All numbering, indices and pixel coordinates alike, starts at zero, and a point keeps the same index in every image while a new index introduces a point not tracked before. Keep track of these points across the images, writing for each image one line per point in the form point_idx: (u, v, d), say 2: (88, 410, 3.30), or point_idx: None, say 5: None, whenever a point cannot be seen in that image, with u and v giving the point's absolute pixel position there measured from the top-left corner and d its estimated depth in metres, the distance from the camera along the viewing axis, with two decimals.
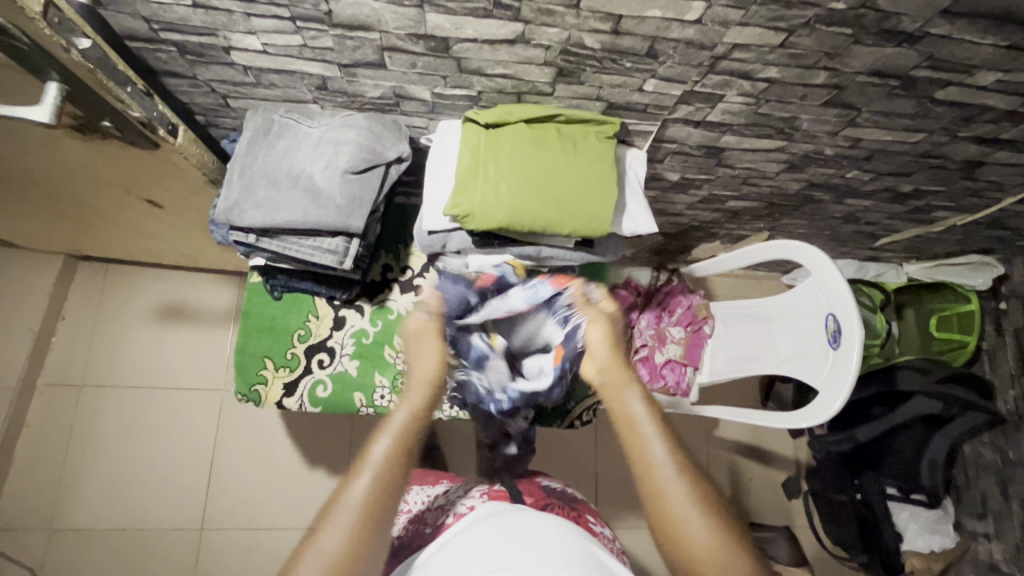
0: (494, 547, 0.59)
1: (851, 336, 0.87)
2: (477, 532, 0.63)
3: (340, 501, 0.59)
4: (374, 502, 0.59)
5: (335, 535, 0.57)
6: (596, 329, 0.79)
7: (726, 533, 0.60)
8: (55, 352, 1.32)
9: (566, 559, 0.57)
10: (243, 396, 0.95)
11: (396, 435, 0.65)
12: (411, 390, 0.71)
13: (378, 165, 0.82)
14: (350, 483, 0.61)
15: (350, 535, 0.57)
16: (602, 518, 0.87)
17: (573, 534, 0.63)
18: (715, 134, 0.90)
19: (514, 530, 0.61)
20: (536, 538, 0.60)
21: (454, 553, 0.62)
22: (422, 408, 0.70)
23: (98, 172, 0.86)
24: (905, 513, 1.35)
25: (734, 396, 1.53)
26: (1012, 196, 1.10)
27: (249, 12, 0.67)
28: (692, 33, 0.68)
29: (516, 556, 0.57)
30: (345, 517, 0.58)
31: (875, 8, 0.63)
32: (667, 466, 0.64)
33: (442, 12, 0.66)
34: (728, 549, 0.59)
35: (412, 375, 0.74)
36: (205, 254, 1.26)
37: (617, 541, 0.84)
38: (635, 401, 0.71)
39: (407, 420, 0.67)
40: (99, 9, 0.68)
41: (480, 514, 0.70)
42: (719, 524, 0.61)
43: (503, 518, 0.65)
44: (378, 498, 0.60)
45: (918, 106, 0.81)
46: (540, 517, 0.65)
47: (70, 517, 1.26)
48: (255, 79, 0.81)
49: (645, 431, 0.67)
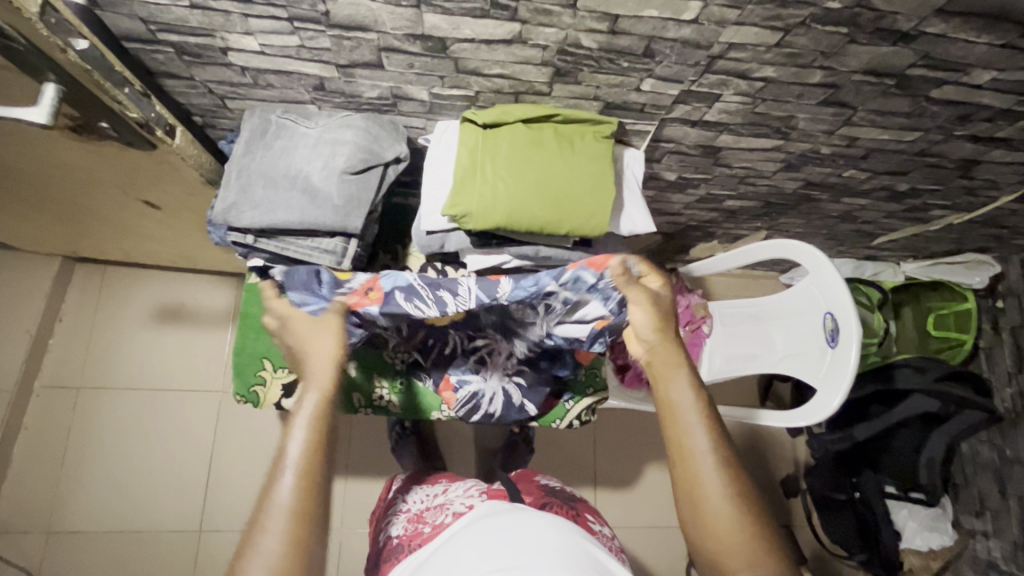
0: (493, 548, 0.59)
1: (849, 335, 0.87)
2: (475, 533, 0.63)
3: (266, 511, 0.56)
4: (304, 501, 0.57)
5: (271, 547, 0.54)
6: (639, 310, 0.72)
7: (755, 527, 0.62)
8: (52, 354, 1.32)
9: (563, 561, 0.57)
10: (241, 397, 0.94)
11: (310, 424, 0.62)
12: (313, 377, 0.66)
13: (376, 165, 0.82)
14: (273, 489, 0.57)
15: (288, 543, 0.55)
16: (602, 516, 0.87)
17: (571, 535, 0.63)
18: (713, 134, 0.90)
19: (512, 530, 0.61)
20: (534, 539, 0.60)
21: (453, 553, 0.62)
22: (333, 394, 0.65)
23: (95, 173, 0.86)
24: (904, 511, 1.35)
25: (732, 395, 1.54)
26: (1008, 195, 1.11)
27: (246, 12, 0.67)
28: (689, 33, 0.68)
29: (514, 556, 0.57)
30: (278, 525, 0.55)
31: (870, 7, 0.64)
32: (707, 457, 0.65)
33: (439, 13, 0.66)
34: (755, 542, 0.61)
35: (312, 360, 0.68)
36: (203, 255, 1.25)
37: (616, 539, 0.83)
38: (680, 386, 0.69)
39: (317, 409, 0.63)
40: (96, 10, 0.68)
41: (478, 514, 0.70)
42: (749, 517, 0.62)
43: (501, 518, 0.64)
44: (307, 497, 0.57)
45: (913, 105, 0.82)
46: (539, 516, 0.65)
47: (68, 520, 1.26)
48: (252, 80, 0.81)
49: (689, 418, 0.67)
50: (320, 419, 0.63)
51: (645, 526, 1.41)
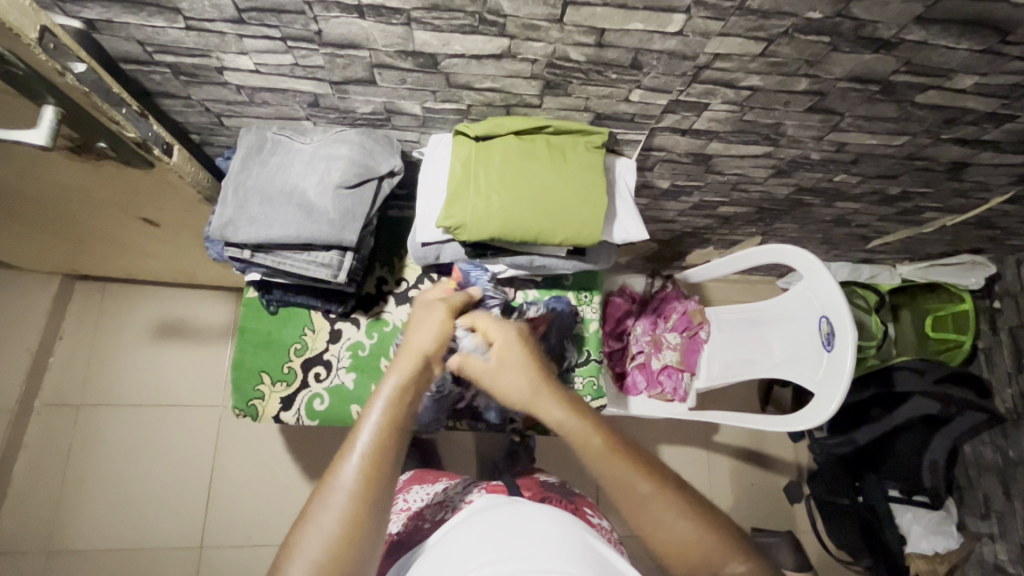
0: (492, 540, 0.59)
1: (844, 338, 0.88)
2: (475, 526, 0.64)
3: (328, 488, 0.53)
4: (367, 486, 0.53)
5: (329, 522, 0.51)
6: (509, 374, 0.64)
7: (714, 532, 0.57)
8: (52, 372, 1.33)
9: (567, 552, 0.58)
10: (241, 411, 0.95)
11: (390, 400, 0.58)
12: (402, 356, 0.62)
13: (370, 179, 0.83)
14: (337, 468, 0.54)
15: (347, 528, 0.51)
16: (600, 510, 0.88)
17: (572, 527, 0.63)
18: (702, 142, 0.91)
19: (511, 523, 0.62)
20: (535, 530, 0.60)
21: (453, 546, 0.62)
22: (419, 377, 0.61)
23: (95, 192, 0.87)
24: (907, 515, 1.34)
25: (732, 400, 1.54)
26: (998, 196, 1.12)
27: (241, 33, 0.69)
28: (674, 45, 0.69)
29: (512, 546, 0.57)
30: (338, 506, 0.52)
31: (850, 16, 0.65)
32: (642, 490, 0.57)
33: (429, 30, 0.67)
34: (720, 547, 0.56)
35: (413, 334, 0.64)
36: (202, 270, 1.26)
37: (615, 533, 0.84)
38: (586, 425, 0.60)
39: (399, 389, 0.59)
40: (94, 33, 0.70)
41: (477, 507, 0.70)
42: (704, 525, 0.57)
43: (501, 511, 0.65)
44: (370, 484, 0.53)
45: (900, 110, 0.83)
46: (538, 508, 0.65)
47: (69, 538, 1.25)
48: (248, 98, 0.82)
49: (610, 464, 0.58)
50: (401, 397, 0.59)
51: None
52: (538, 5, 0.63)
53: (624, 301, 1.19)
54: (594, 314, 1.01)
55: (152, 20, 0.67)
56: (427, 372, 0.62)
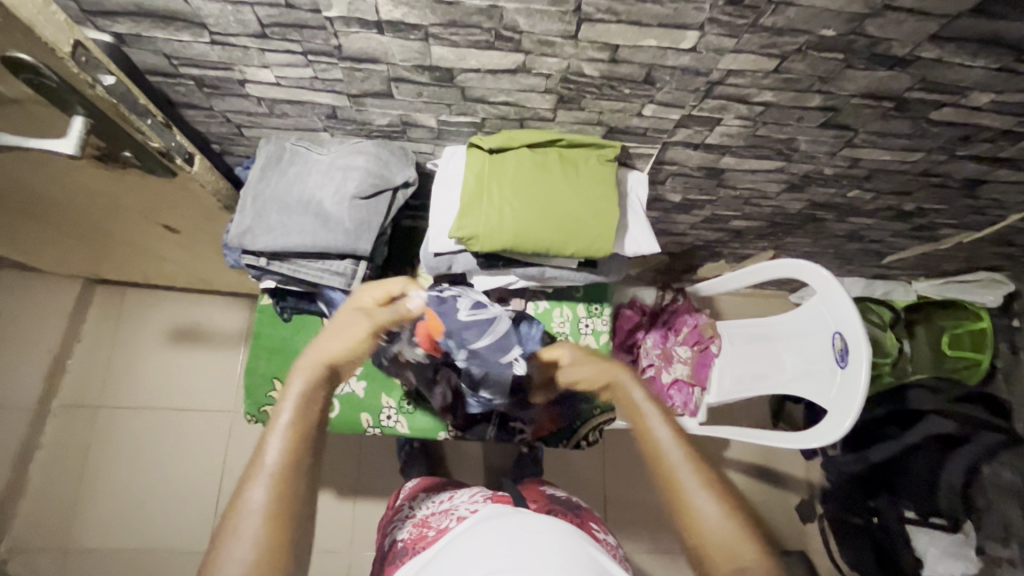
0: (495, 549, 0.60)
1: (859, 355, 0.86)
2: (479, 535, 0.64)
3: (237, 513, 0.53)
4: (278, 506, 0.53)
5: (243, 552, 0.50)
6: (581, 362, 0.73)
7: (742, 520, 0.55)
8: (70, 373, 1.35)
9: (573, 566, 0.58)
10: (252, 416, 0.97)
11: (294, 409, 0.58)
12: (305, 363, 0.62)
13: (385, 190, 0.84)
14: (244, 491, 0.53)
15: (259, 555, 0.51)
16: (606, 525, 0.87)
17: (576, 539, 0.63)
18: (715, 156, 0.92)
19: (515, 531, 0.62)
20: (539, 540, 0.60)
21: (456, 555, 0.62)
22: (318, 388, 0.61)
23: (117, 199, 0.89)
24: (924, 537, 1.28)
25: (743, 415, 1.53)
26: (1015, 214, 1.11)
27: (263, 47, 0.71)
28: (688, 61, 0.70)
29: (514, 558, 0.57)
30: (251, 531, 0.51)
31: (864, 34, 0.65)
32: (675, 452, 0.59)
33: (446, 45, 0.69)
34: (744, 543, 0.54)
35: (323, 343, 0.64)
36: (218, 277, 1.28)
37: (621, 548, 0.83)
38: (638, 395, 0.67)
39: (306, 393, 0.60)
40: (123, 47, 0.72)
41: (481, 517, 0.70)
42: (733, 513, 0.55)
43: (504, 519, 0.65)
44: (281, 501, 0.53)
45: (914, 126, 0.83)
46: (541, 518, 0.65)
47: (79, 539, 1.27)
48: (268, 110, 0.84)
49: (655, 427, 0.62)
50: (313, 403, 0.60)
51: (657, 548, 1.40)
52: (553, 22, 0.64)
53: (634, 314, 1.22)
54: (604, 326, 0.97)
55: (179, 35, 0.69)
56: (332, 379, 0.64)
